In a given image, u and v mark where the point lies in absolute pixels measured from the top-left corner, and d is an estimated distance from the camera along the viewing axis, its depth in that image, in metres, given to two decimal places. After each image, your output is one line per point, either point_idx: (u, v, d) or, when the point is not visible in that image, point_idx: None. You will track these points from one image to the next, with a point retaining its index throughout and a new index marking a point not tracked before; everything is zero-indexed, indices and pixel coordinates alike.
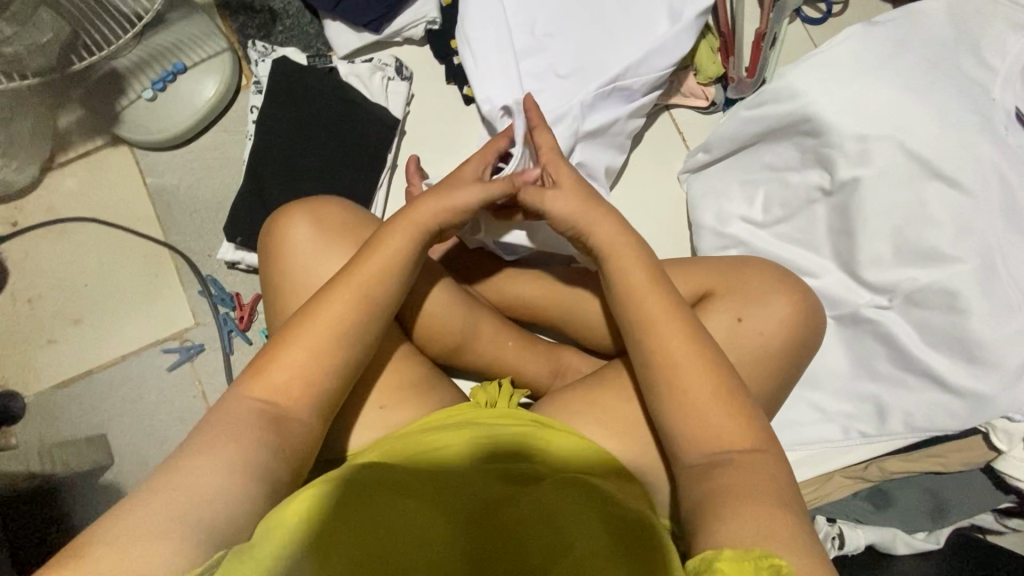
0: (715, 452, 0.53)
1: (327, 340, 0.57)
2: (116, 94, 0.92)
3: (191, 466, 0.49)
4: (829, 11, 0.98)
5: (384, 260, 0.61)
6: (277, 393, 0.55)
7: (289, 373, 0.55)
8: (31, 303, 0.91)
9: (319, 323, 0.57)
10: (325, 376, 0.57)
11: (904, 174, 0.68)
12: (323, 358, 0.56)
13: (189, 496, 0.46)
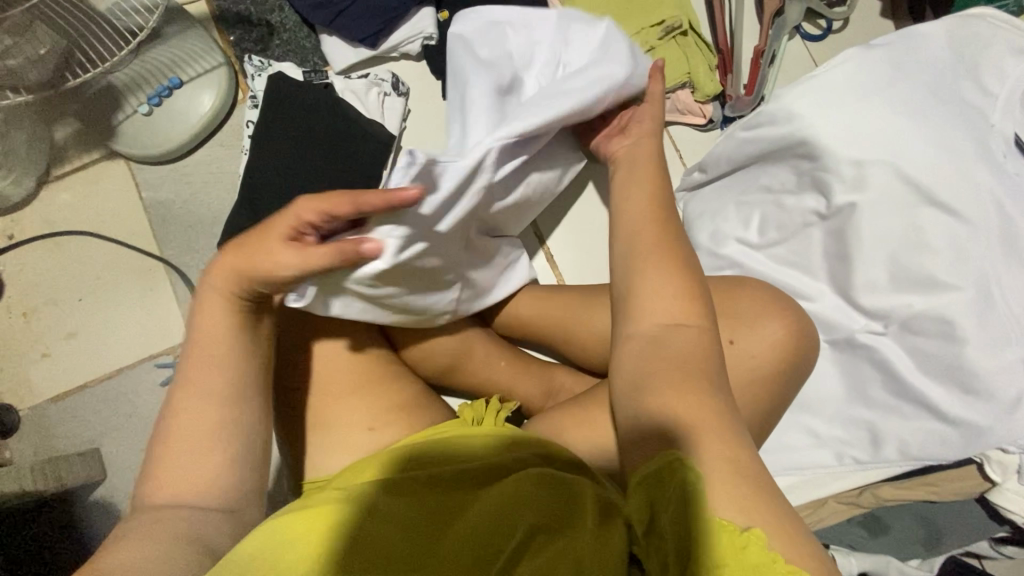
0: (679, 340, 0.55)
1: (225, 394, 0.57)
2: (112, 108, 0.91)
3: (135, 542, 0.50)
4: (829, 28, 0.98)
5: (215, 319, 0.59)
6: (195, 457, 0.55)
7: (199, 439, 0.56)
8: (26, 316, 0.92)
9: (215, 380, 0.57)
10: (235, 430, 0.57)
11: (900, 200, 0.68)
12: (227, 410, 0.57)
13: (144, 560, 0.49)
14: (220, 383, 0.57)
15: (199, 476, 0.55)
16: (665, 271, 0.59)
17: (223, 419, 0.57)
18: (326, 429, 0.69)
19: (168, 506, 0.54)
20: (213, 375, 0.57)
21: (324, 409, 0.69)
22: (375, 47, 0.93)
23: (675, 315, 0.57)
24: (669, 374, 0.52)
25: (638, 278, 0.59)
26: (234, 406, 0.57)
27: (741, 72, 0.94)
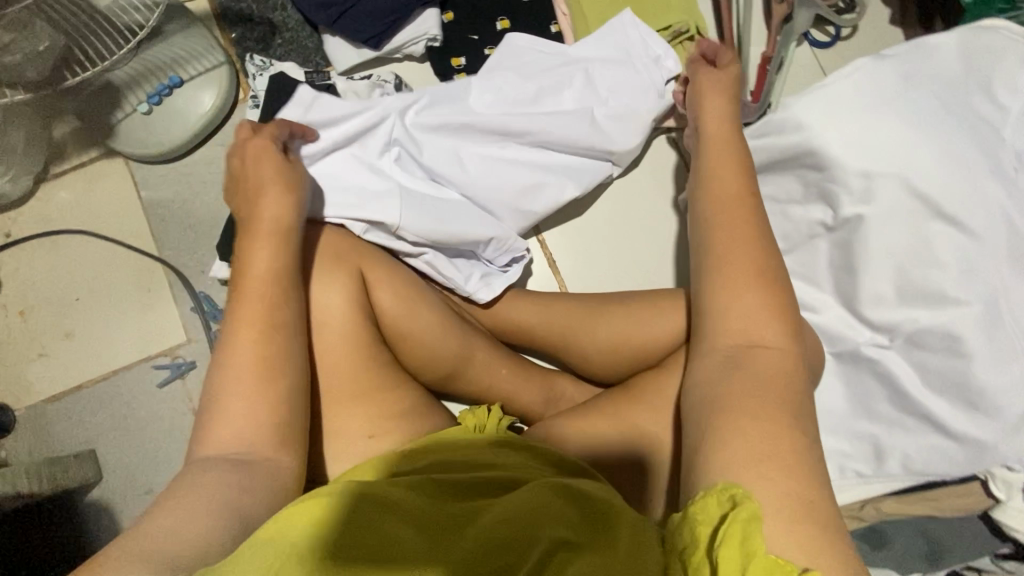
0: (758, 366, 0.52)
1: (272, 341, 0.57)
2: (111, 107, 0.90)
3: (198, 486, 0.50)
4: (838, 35, 0.97)
5: (266, 272, 0.60)
6: (240, 409, 0.54)
7: (242, 390, 0.55)
8: (22, 315, 0.91)
9: (255, 326, 0.57)
10: (285, 380, 0.57)
11: (908, 212, 0.67)
12: (269, 358, 0.57)
13: (210, 500, 0.48)
14: (257, 327, 0.57)
15: (252, 426, 0.54)
16: (759, 295, 0.55)
17: (272, 367, 0.57)
18: (324, 437, 0.68)
19: (218, 460, 0.52)
20: (252, 325, 0.58)
21: (322, 416, 0.69)
22: (378, 48, 0.92)
23: (776, 343, 0.53)
24: (750, 410, 0.48)
25: (728, 295, 0.56)
26: (280, 356, 0.57)
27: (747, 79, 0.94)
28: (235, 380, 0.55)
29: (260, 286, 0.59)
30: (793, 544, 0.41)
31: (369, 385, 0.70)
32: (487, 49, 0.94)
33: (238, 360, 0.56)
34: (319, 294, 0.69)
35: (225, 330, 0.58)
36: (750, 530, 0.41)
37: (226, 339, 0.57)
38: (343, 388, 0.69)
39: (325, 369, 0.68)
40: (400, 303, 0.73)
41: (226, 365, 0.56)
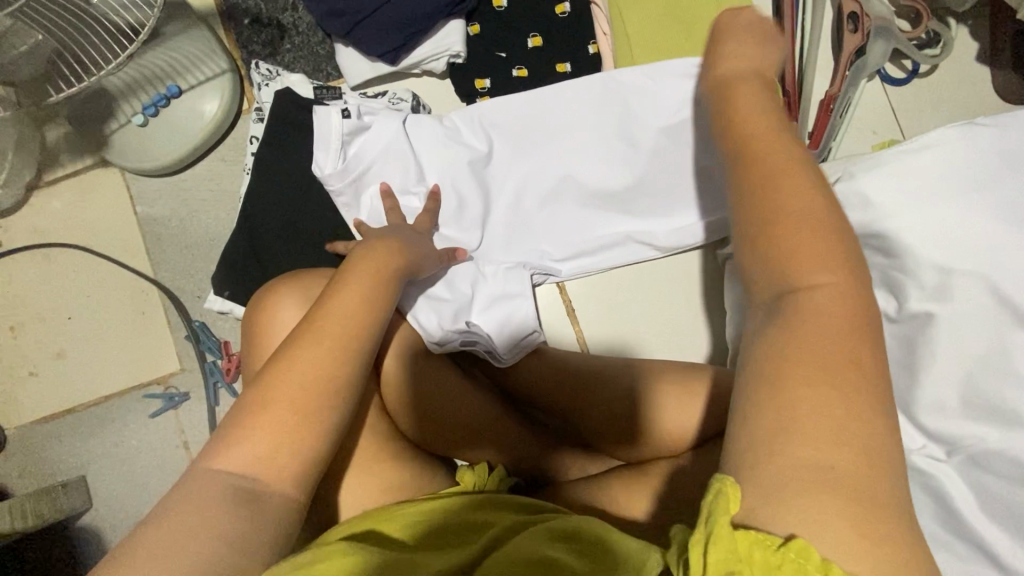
0: (811, 310, 0.38)
1: (295, 438, 0.49)
2: (103, 117, 0.83)
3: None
4: (916, 71, 0.85)
5: (313, 371, 0.50)
6: (205, 524, 0.45)
7: (205, 507, 0.45)
8: (14, 333, 0.87)
9: (273, 425, 0.48)
10: (291, 486, 0.48)
11: (988, 319, 0.58)
12: (284, 453, 0.48)
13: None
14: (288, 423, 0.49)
15: (252, 459, 0.48)
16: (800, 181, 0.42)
17: (279, 455, 0.48)
18: (316, 508, 0.64)
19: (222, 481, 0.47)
20: (284, 409, 0.49)
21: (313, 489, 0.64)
22: (395, 63, 0.83)
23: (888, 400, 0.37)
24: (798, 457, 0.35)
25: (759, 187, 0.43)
26: (304, 443, 0.49)
27: (807, 120, 0.83)
28: (258, 443, 0.48)
29: (347, 324, 0.54)
30: (840, 519, 0.33)
31: (365, 456, 0.65)
32: (514, 70, 0.83)
33: (282, 399, 0.49)
34: (372, 299, 0.56)
35: (272, 368, 0.51)
36: (718, 510, 0.34)
37: (274, 377, 0.50)
38: (337, 461, 0.64)
39: (360, 374, 0.53)
40: (408, 375, 0.68)
41: (209, 455, 0.48)
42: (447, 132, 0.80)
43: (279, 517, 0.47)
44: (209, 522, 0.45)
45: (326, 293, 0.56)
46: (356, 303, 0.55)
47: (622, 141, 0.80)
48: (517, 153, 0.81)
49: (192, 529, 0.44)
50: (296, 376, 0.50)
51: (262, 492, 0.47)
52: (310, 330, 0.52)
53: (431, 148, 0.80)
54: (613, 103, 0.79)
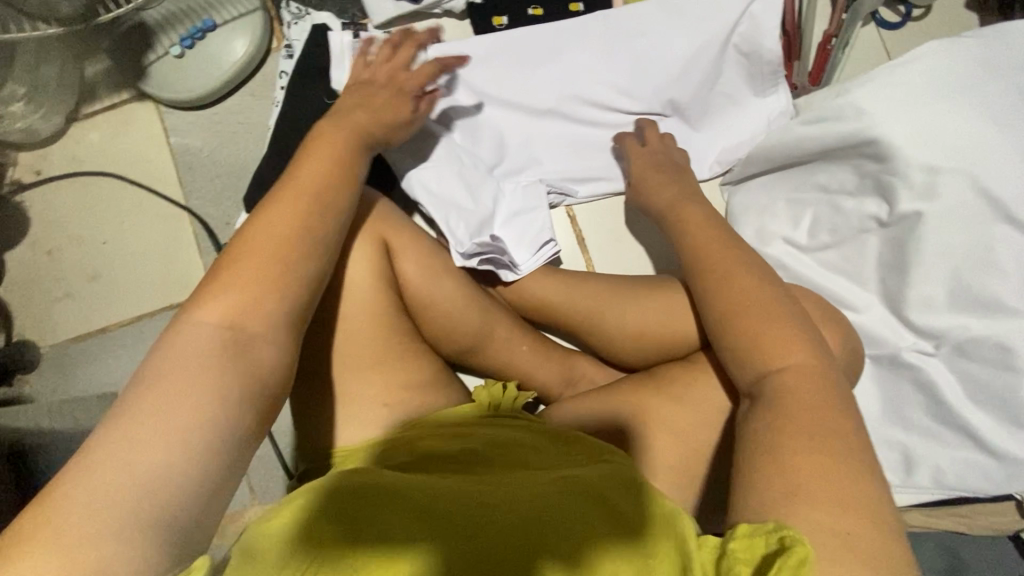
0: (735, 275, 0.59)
1: (265, 291, 0.50)
2: (142, 49, 0.89)
3: (113, 470, 0.39)
4: (909, 15, 0.90)
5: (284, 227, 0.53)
6: (201, 376, 0.44)
7: (198, 354, 0.45)
8: (51, 255, 0.91)
9: (254, 269, 0.50)
10: (276, 336, 0.50)
11: (974, 215, 0.62)
12: (268, 295, 0.50)
13: (116, 506, 0.38)
14: (259, 279, 0.50)
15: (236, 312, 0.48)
16: (769, 326, 0.54)
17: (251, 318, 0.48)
18: (341, 399, 0.68)
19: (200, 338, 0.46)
20: (248, 272, 0.50)
21: (341, 379, 0.68)
22: (417, 1, 0.89)
23: (791, 365, 0.52)
24: (806, 428, 0.47)
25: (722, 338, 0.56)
26: (284, 286, 0.51)
27: (807, 58, 0.88)
28: (228, 311, 0.48)
29: (314, 182, 0.57)
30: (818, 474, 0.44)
31: (390, 352, 0.70)
32: (529, 10, 0.88)
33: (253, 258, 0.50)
34: (333, 160, 0.59)
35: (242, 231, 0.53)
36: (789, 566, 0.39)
37: (244, 241, 0.52)
38: (362, 354, 0.69)
39: (323, 232, 0.54)
40: (428, 279, 0.74)
41: (190, 306, 0.48)
42: (478, 57, 0.85)
43: (269, 365, 0.48)
44: (206, 375, 0.45)
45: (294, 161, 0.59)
46: (329, 161, 0.59)
47: (636, 67, 0.84)
48: (529, 80, 0.86)
49: (190, 380, 0.44)
50: (279, 216, 0.53)
51: (248, 335, 0.48)
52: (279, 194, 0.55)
53: (459, 67, 0.85)
54: (622, 43, 0.84)
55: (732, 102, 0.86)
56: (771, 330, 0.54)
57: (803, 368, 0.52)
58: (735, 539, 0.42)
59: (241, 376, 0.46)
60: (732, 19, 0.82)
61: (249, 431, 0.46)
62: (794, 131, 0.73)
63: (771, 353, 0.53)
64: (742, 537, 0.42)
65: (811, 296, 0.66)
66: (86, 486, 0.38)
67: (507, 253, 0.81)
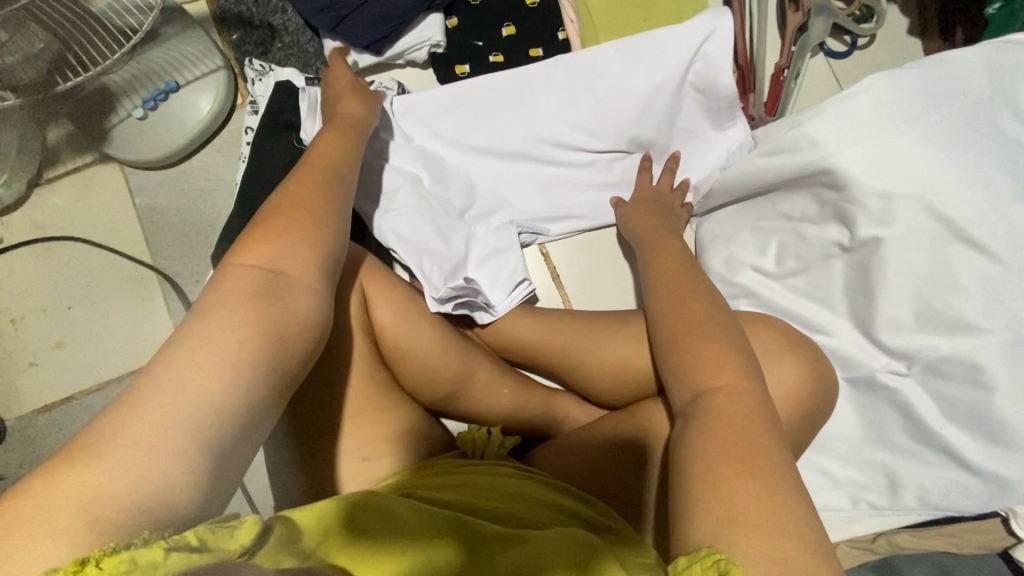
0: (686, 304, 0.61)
1: (308, 238, 0.51)
2: (104, 112, 0.88)
3: (172, 382, 0.39)
4: (854, 44, 0.94)
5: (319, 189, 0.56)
6: (242, 309, 0.44)
7: (244, 288, 0.46)
8: (14, 324, 0.89)
9: (289, 226, 0.51)
10: (314, 285, 0.50)
11: (931, 236, 0.64)
12: (304, 247, 0.51)
13: (178, 414, 0.38)
14: (303, 225, 0.52)
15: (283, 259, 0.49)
16: (709, 352, 0.55)
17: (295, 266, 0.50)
18: (318, 459, 0.67)
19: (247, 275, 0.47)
20: (294, 221, 0.52)
21: (318, 439, 0.67)
22: (380, 53, 0.89)
23: (734, 385, 0.52)
24: (735, 454, 0.46)
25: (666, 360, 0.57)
26: (314, 242, 0.51)
27: (762, 90, 0.91)
28: (272, 255, 0.49)
29: (339, 156, 0.61)
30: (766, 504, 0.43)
31: (367, 407, 0.69)
32: (491, 57, 0.90)
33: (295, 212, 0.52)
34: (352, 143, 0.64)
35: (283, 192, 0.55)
36: None
37: (286, 199, 0.54)
38: (339, 411, 0.67)
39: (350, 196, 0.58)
40: (403, 328, 0.72)
41: (233, 254, 0.49)
42: (442, 104, 0.86)
43: (305, 310, 0.48)
44: (254, 306, 0.45)
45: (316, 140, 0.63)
46: (340, 153, 0.62)
47: (598, 106, 0.86)
48: (492, 122, 0.87)
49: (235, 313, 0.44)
50: (308, 195, 0.54)
51: (288, 277, 0.49)
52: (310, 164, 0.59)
53: (424, 116, 0.86)
54: (582, 85, 0.86)
55: (694, 136, 0.88)
56: (715, 356, 0.54)
57: (737, 398, 0.51)
58: (676, 571, 0.42)
59: (283, 311, 0.46)
60: (686, 57, 0.84)
61: (290, 363, 0.46)
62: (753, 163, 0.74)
63: (718, 376, 0.53)
64: (683, 571, 0.41)
65: (783, 324, 0.67)
66: (149, 394, 0.38)
67: (481, 295, 0.81)
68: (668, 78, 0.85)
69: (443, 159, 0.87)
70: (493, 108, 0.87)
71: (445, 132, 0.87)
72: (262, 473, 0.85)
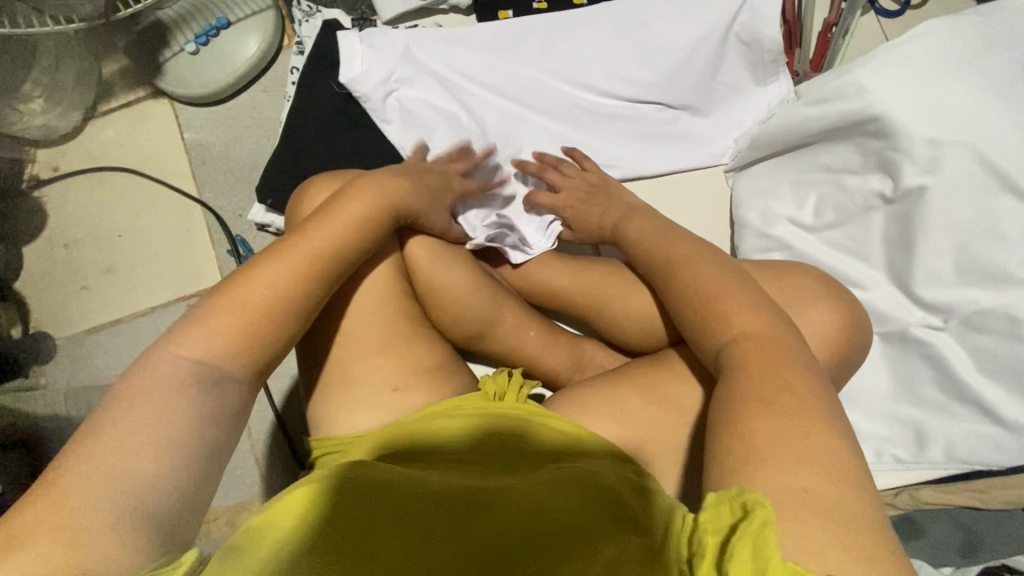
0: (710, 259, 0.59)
1: (265, 308, 0.50)
2: (157, 46, 0.92)
3: (95, 479, 0.39)
4: (907, 3, 0.92)
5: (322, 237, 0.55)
6: (174, 396, 0.45)
7: (178, 384, 0.45)
8: (67, 249, 0.93)
9: (241, 308, 0.50)
10: (261, 352, 0.50)
11: (977, 187, 0.63)
12: (259, 331, 0.50)
13: (102, 505, 0.38)
14: (262, 305, 0.50)
15: (226, 335, 0.48)
16: (731, 299, 0.52)
17: (246, 338, 0.49)
18: (351, 383, 0.68)
19: (188, 359, 0.47)
20: (265, 283, 0.51)
21: (351, 362, 0.69)
22: None
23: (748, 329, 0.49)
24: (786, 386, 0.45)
25: (682, 309, 0.55)
26: (271, 329, 0.50)
27: (808, 47, 0.89)
28: (221, 330, 0.48)
29: (360, 198, 0.60)
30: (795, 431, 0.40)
31: (400, 334, 0.70)
32: (534, 4, 0.91)
33: (273, 269, 0.52)
34: (383, 190, 0.62)
35: (265, 251, 0.54)
36: (764, 538, 0.34)
37: (272, 254, 0.53)
38: (372, 337, 0.69)
39: (362, 238, 0.58)
40: (436, 262, 0.74)
41: (178, 333, 0.48)
42: (484, 49, 0.88)
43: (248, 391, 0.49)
44: (188, 400, 0.45)
45: (337, 192, 0.61)
46: (361, 202, 0.60)
47: (639, 54, 0.86)
48: (535, 68, 0.87)
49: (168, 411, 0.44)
50: (284, 257, 0.53)
51: (229, 370, 0.48)
52: (313, 224, 0.57)
53: (465, 59, 0.87)
54: (625, 34, 0.86)
55: (737, 90, 0.87)
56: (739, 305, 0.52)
57: (759, 336, 0.49)
58: (702, 509, 0.37)
59: (217, 410, 0.46)
60: (733, 8, 0.83)
61: (219, 459, 0.46)
62: (796, 114, 0.73)
63: (738, 312, 0.51)
64: (712, 508, 0.37)
65: (819, 272, 0.66)
66: (70, 493, 0.38)
67: (517, 232, 0.83)
68: (711, 30, 0.84)
69: (481, 102, 0.87)
70: (532, 54, 0.88)
71: (485, 75, 0.87)
72: (294, 402, 0.88)
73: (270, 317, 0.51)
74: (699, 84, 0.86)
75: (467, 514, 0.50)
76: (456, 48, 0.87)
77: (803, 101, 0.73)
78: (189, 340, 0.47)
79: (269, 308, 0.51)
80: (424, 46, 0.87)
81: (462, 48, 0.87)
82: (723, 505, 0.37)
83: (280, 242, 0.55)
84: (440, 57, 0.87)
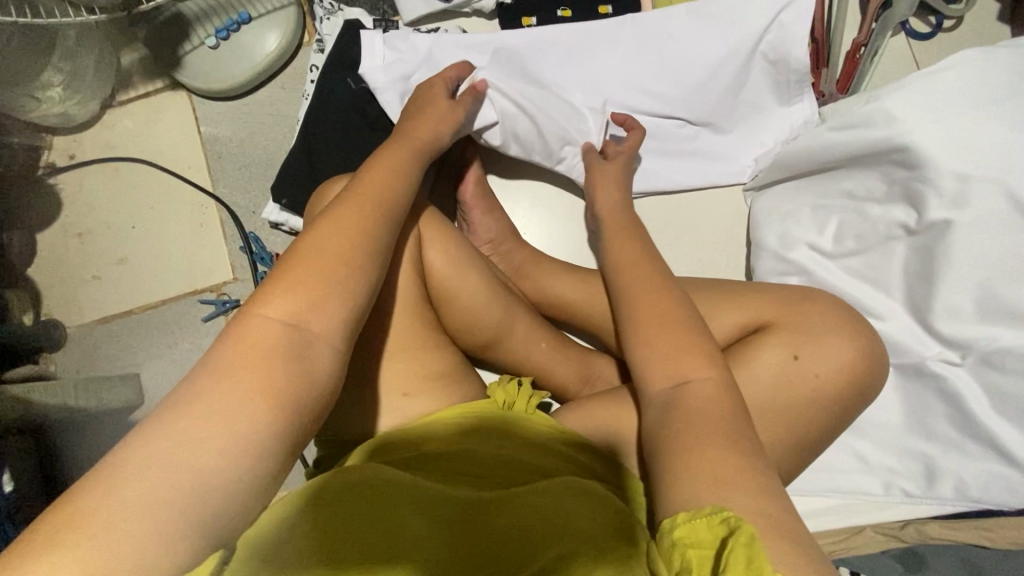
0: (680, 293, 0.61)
1: (341, 278, 0.48)
2: (177, 39, 0.91)
3: (160, 460, 0.38)
4: (940, 26, 0.90)
5: (373, 204, 0.53)
6: (260, 367, 0.42)
7: (258, 353, 0.43)
8: (81, 237, 0.93)
9: (314, 275, 0.47)
10: (339, 337, 0.47)
11: (1002, 224, 0.62)
12: (331, 295, 0.47)
13: (178, 491, 0.37)
14: (338, 271, 0.48)
15: (311, 303, 0.46)
16: (671, 337, 0.55)
17: (325, 305, 0.47)
18: (360, 389, 0.68)
19: (273, 323, 0.45)
20: (333, 252, 0.49)
21: (360, 369, 0.68)
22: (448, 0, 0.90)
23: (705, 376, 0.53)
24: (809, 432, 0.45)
25: (639, 343, 0.57)
26: (342, 297, 0.47)
27: (836, 67, 0.88)
28: (302, 296, 0.46)
29: (397, 174, 0.58)
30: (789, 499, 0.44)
31: (411, 343, 0.69)
32: (558, 11, 0.89)
33: (339, 229, 0.50)
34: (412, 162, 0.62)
35: (329, 211, 0.52)
36: (753, 550, 0.38)
37: (333, 217, 0.51)
38: (383, 345, 0.69)
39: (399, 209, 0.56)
40: (453, 269, 0.73)
41: (258, 300, 0.46)
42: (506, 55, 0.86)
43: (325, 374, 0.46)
44: (273, 373, 0.43)
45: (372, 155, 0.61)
46: (391, 174, 0.58)
47: (662, 68, 0.85)
48: (556, 80, 0.87)
49: (247, 380, 0.42)
50: (348, 222, 0.51)
51: (308, 335, 0.45)
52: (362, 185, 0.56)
53: (487, 65, 0.86)
54: (649, 47, 0.85)
55: (760, 108, 0.86)
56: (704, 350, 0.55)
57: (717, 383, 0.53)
58: (677, 526, 0.42)
59: (298, 382, 0.43)
60: (761, 25, 0.82)
61: (298, 437, 0.43)
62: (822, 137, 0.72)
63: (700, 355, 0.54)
64: (693, 523, 0.42)
65: (837, 300, 0.65)
66: (134, 477, 0.37)
67: None
68: (738, 46, 0.82)
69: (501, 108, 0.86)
70: (554, 62, 0.87)
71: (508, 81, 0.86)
72: None
73: (345, 287, 0.48)
74: (722, 101, 0.84)
75: (456, 521, 0.53)
76: (477, 54, 0.86)
77: (830, 124, 0.72)
78: (277, 300, 0.46)
79: (344, 275, 0.48)
80: (446, 49, 0.86)
81: (484, 54, 0.86)
82: (705, 519, 0.42)
83: (335, 207, 0.53)
84: (462, 62, 0.86)
